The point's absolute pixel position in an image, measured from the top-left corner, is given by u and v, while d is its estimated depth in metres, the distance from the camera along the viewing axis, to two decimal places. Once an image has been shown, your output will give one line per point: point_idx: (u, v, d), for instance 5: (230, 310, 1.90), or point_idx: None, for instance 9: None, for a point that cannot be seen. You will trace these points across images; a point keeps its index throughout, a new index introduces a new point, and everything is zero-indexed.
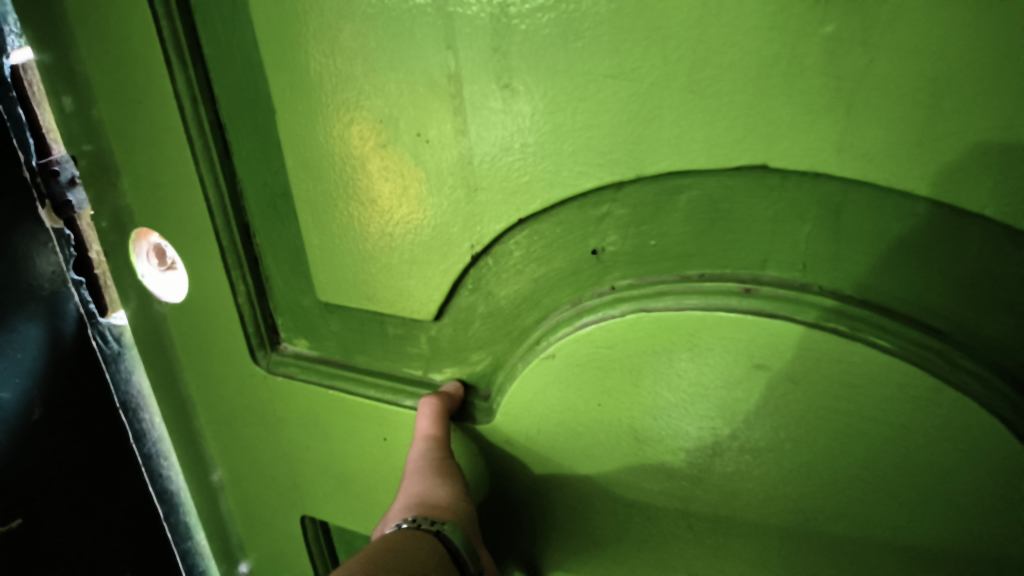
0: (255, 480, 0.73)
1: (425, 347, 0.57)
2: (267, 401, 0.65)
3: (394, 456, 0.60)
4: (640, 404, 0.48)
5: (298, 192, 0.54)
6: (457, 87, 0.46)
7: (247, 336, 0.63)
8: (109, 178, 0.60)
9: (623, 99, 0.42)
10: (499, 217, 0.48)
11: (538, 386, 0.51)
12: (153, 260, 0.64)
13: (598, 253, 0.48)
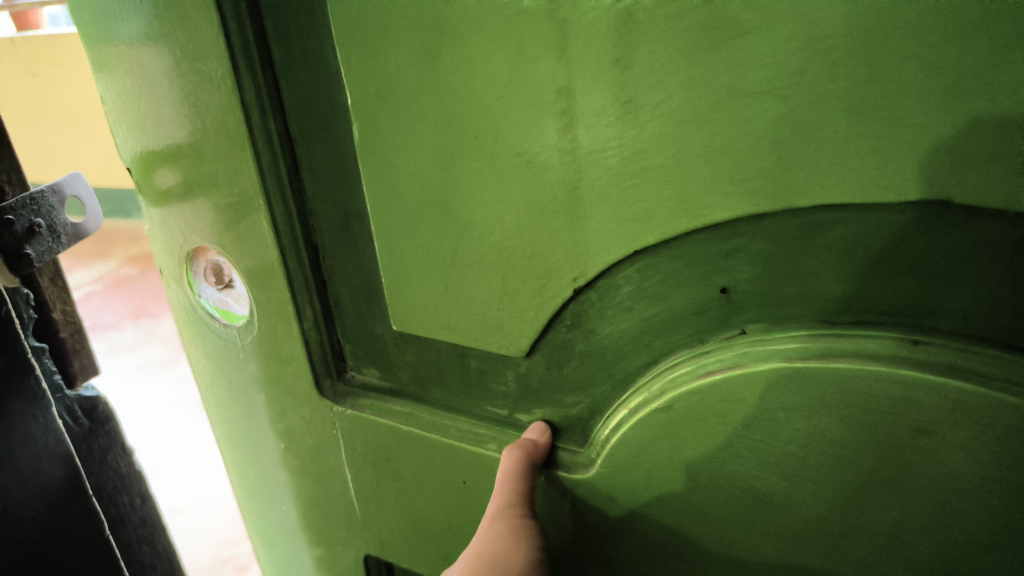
0: (315, 516, 0.67)
1: (512, 385, 0.52)
2: (333, 435, 0.60)
3: (472, 501, 0.55)
4: (770, 463, 0.42)
5: (376, 214, 0.49)
6: (568, 102, 0.40)
7: (314, 365, 0.57)
8: (173, 194, 0.55)
9: (768, 120, 0.36)
10: (610, 248, 0.43)
11: (647, 436, 0.46)
12: (211, 279, 0.59)
13: (726, 292, 0.42)
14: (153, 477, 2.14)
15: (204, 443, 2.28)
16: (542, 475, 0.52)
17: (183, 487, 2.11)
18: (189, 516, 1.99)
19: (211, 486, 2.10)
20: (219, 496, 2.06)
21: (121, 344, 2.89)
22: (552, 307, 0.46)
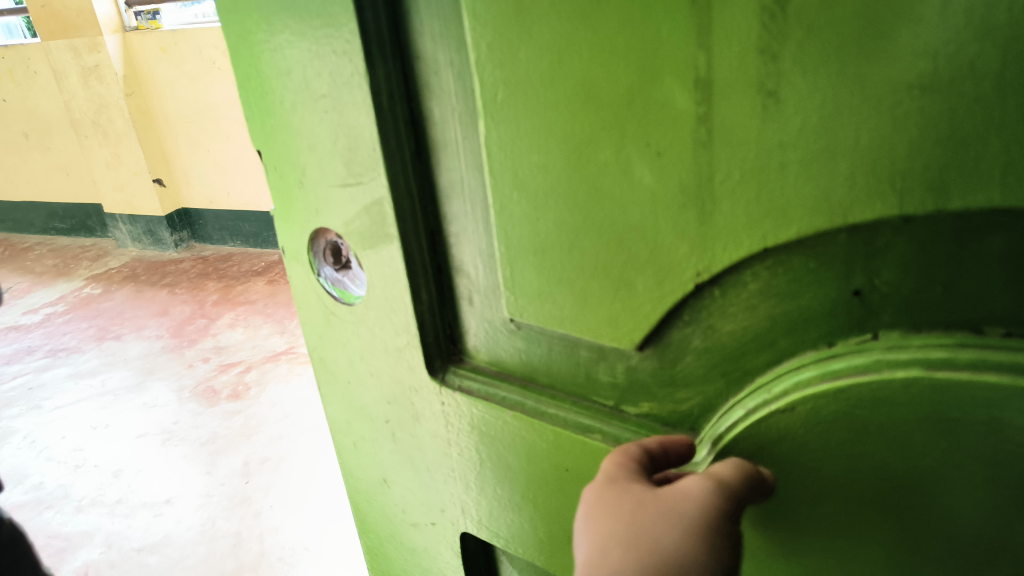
0: (417, 491, 0.70)
1: (620, 376, 0.53)
2: (442, 409, 0.62)
3: (572, 487, 0.56)
4: (902, 474, 0.41)
5: (497, 204, 0.50)
6: (705, 93, 0.38)
7: (427, 345, 0.60)
8: (295, 173, 0.56)
9: (928, 118, 0.33)
10: (740, 244, 0.41)
11: (766, 438, 0.45)
12: (330, 260, 0.61)
13: (861, 294, 0.41)
14: (119, 510, 2.05)
15: (174, 474, 2.19)
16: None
17: (150, 518, 2.02)
18: (157, 555, 1.88)
19: (181, 521, 2.01)
20: (189, 532, 1.97)
21: (82, 370, 2.76)
22: (675, 299, 0.45)
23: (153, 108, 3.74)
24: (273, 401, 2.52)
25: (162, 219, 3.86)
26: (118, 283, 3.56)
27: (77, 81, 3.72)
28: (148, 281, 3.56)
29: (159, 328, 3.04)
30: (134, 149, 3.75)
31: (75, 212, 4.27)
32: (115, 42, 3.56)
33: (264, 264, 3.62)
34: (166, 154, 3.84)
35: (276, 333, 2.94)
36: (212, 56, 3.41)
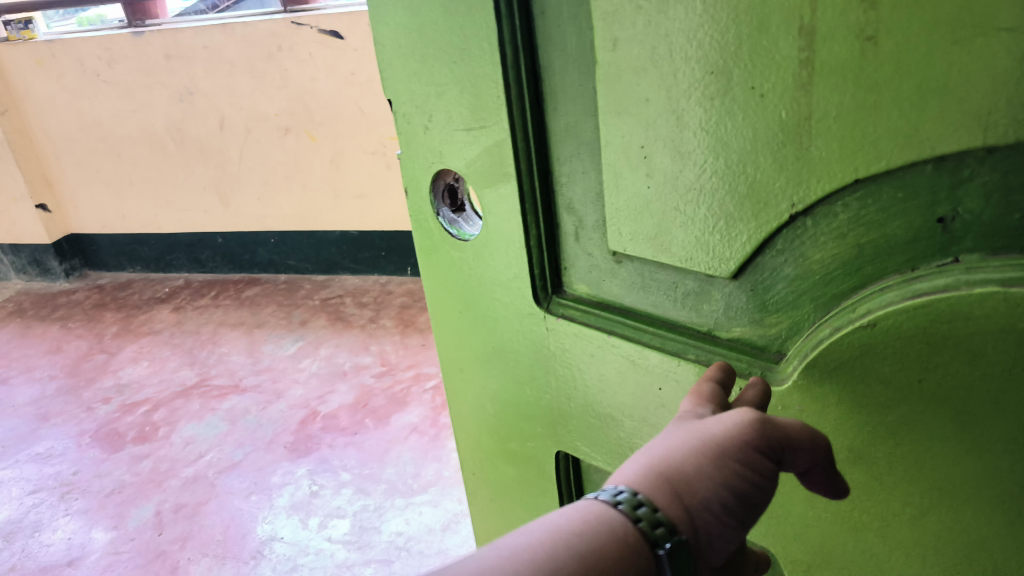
0: (521, 413, 0.80)
1: (719, 306, 0.58)
2: (545, 338, 0.71)
3: (667, 401, 0.63)
4: (980, 385, 0.42)
5: (606, 144, 0.57)
6: (809, 41, 0.42)
7: (533, 276, 0.70)
8: (421, 121, 0.69)
9: (1012, 55, 0.36)
10: (833, 177, 0.44)
11: (850, 354, 0.47)
12: (449, 203, 0.74)
13: (945, 221, 0.43)
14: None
15: (76, 531, 2.01)
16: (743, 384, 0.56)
17: None
18: None
19: None
20: None
21: None
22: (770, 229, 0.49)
23: (32, 126, 3.38)
24: (186, 440, 2.34)
25: (49, 247, 3.54)
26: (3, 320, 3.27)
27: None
28: (37, 315, 3.29)
29: (53, 367, 2.85)
30: (13, 173, 3.39)
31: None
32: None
33: (168, 290, 3.43)
34: (48, 175, 3.49)
35: (187, 365, 2.77)
36: (93, 68, 3.18)
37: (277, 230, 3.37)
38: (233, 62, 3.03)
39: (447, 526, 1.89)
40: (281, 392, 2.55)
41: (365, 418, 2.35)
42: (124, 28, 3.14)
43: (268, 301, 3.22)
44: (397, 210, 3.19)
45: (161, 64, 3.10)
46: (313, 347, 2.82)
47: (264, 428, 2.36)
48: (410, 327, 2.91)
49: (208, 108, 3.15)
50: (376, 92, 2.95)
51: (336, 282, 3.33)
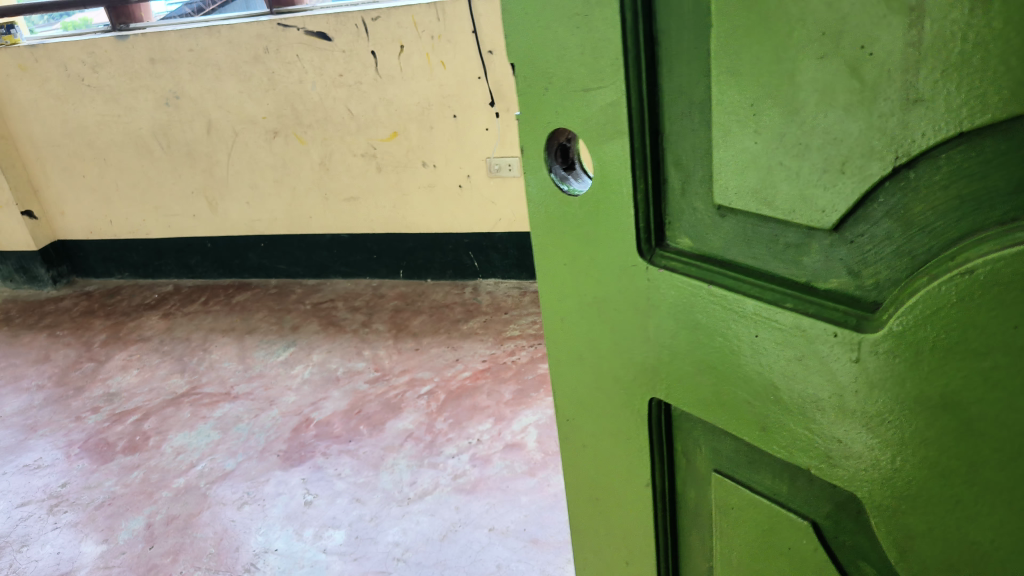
0: (613, 387, 0.69)
1: (820, 255, 0.47)
2: (646, 292, 0.60)
3: (766, 362, 0.52)
4: None
5: (714, 99, 0.49)
6: None
7: (637, 231, 0.59)
8: (540, 83, 0.59)
9: None
10: (942, 123, 0.36)
11: (947, 307, 0.37)
12: (559, 161, 0.63)
13: None
14: None
15: (66, 544, 1.96)
16: (836, 329, 0.45)
17: None
18: None
19: None
20: None
21: None
22: (868, 186, 0.41)
23: (16, 132, 3.31)
24: (177, 450, 2.29)
25: (35, 254, 3.46)
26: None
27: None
28: (24, 324, 3.22)
29: (41, 376, 2.79)
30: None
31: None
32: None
33: (157, 296, 3.37)
34: (35, 183, 3.42)
35: (177, 373, 2.72)
36: (77, 72, 3.12)
37: (266, 234, 3.33)
38: (220, 65, 2.99)
39: (445, 535, 1.85)
40: (273, 399, 2.51)
41: (359, 425, 2.32)
42: (108, 31, 3.09)
43: (259, 306, 3.18)
44: (388, 213, 3.16)
45: (147, 68, 3.05)
46: (305, 353, 2.79)
47: (257, 436, 2.32)
48: (403, 331, 2.87)
49: (195, 111, 3.10)
50: (364, 93, 2.92)
51: (328, 286, 3.30)
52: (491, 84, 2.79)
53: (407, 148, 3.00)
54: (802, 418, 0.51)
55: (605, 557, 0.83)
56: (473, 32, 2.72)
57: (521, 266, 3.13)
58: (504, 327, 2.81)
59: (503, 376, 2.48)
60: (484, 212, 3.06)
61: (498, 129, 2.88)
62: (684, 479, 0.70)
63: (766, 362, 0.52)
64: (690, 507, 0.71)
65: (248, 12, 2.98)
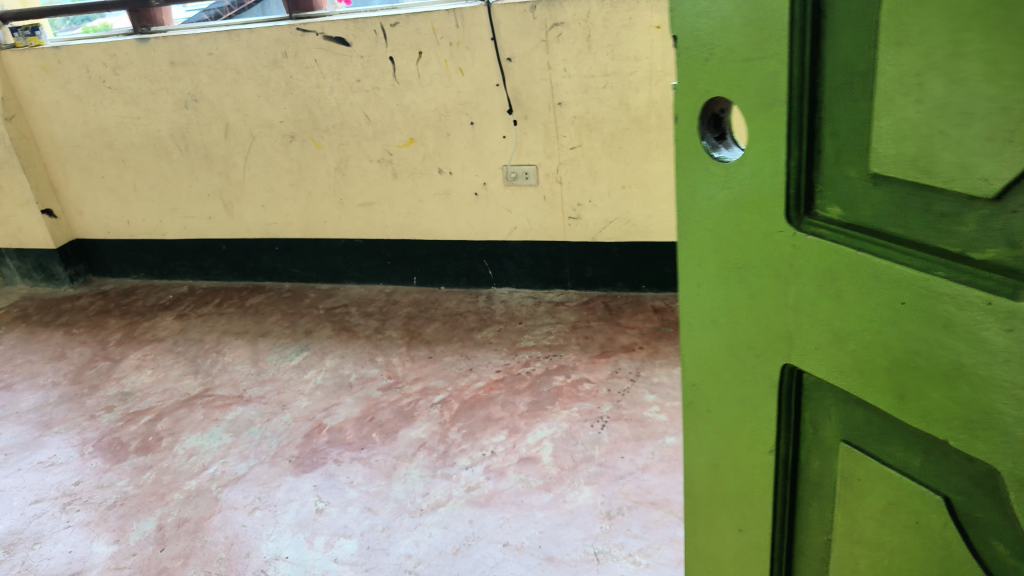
0: (743, 355, 0.71)
1: (978, 226, 0.49)
2: (791, 260, 0.62)
3: (913, 331, 0.53)
4: None
5: (879, 70, 0.51)
6: None
7: (786, 199, 0.61)
8: (699, 55, 0.62)
9: None
10: None
11: None
12: (712, 131, 0.65)
13: None
14: None
15: (77, 544, 1.95)
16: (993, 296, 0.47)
17: None
18: None
19: None
20: None
21: None
22: None
23: (37, 132, 3.33)
24: (189, 452, 2.28)
25: (53, 253, 3.49)
26: (5, 325, 3.22)
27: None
28: (40, 321, 3.24)
29: (56, 374, 2.79)
30: (18, 178, 3.34)
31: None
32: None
33: (171, 297, 3.38)
34: (54, 182, 3.44)
35: (190, 375, 2.72)
36: (99, 74, 3.14)
37: (281, 237, 3.33)
38: (239, 68, 3.00)
39: (458, 549, 1.84)
40: (286, 404, 2.51)
41: (372, 432, 2.32)
42: (130, 34, 3.10)
43: (272, 309, 3.18)
44: (403, 220, 3.16)
45: (167, 71, 3.07)
46: (318, 358, 2.78)
47: (269, 441, 2.31)
48: (416, 338, 2.87)
49: (213, 114, 3.11)
50: (382, 99, 2.92)
51: (342, 291, 3.31)
52: (509, 92, 2.79)
53: (423, 154, 3.00)
54: (944, 385, 0.52)
55: (717, 529, 0.84)
56: (492, 40, 2.72)
57: (536, 275, 3.13)
58: (517, 337, 2.80)
59: (518, 387, 2.48)
60: (499, 221, 3.05)
61: (516, 137, 2.87)
62: (809, 449, 0.71)
63: (908, 331, 0.53)
64: (812, 480, 0.72)
65: (265, 17, 2.99)
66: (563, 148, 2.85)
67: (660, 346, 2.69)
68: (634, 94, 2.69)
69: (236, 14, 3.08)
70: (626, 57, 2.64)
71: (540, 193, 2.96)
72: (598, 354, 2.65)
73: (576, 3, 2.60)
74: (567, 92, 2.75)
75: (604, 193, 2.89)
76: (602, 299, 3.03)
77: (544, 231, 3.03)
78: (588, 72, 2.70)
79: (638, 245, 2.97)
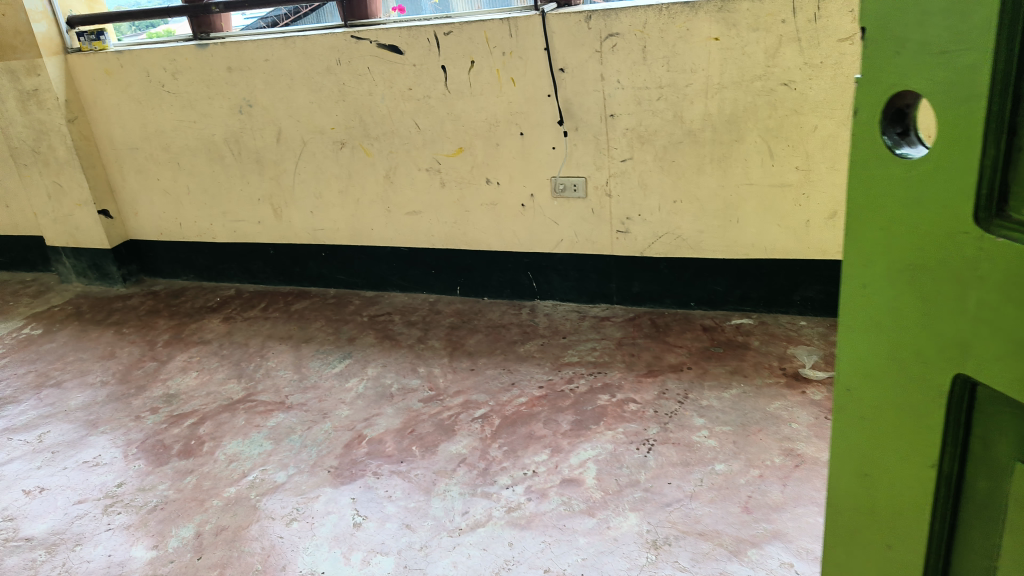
0: (908, 367, 0.61)
1: None
2: (973, 260, 0.52)
3: None
4: None
5: None
6: None
7: (977, 195, 0.51)
8: (889, 45, 0.53)
9: None
10: None
11: None
12: (896, 130, 0.56)
13: None
14: None
15: (116, 547, 1.95)
16: None
17: None
18: None
19: None
20: None
21: (18, 424, 2.53)
22: None
23: (98, 134, 3.40)
24: (230, 457, 2.28)
25: (107, 252, 3.56)
26: (60, 322, 3.30)
27: (14, 106, 3.35)
28: (92, 319, 3.31)
29: (105, 373, 2.83)
30: (78, 179, 3.41)
31: (12, 245, 3.85)
32: (56, 65, 3.24)
33: (218, 299, 3.43)
34: (111, 184, 3.52)
35: (234, 378, 2.73)
36: (158, 78, 3.19)
37: (328, 243, 3.34)
38: (292, 75, 3.01)
39: (497, 572, 1.78)
40: (327, 412, 2.49)
41: (412, 445, 2.28)
42: (189, 39, 3.16)
43: (317, 315, 3.19)
44: (448, 229, 3.13)
45: (223, 76, 3.10)
46: (360, 366, 2.76)
47: (309, 449, 2.30)
48: (458, 349, 2.83)
49: (265, 120, 3.14)
50: (432, 108, 2.91)
51: (385, 299, 3.30)
52: (561, 103, 2.74)
53: (471, 164, 2.96)
54: None
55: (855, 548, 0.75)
56: (545, 50, 2.68)
57: (581, 289, 3.08)
58: (561, 352, 2.74)
59: (561, 405, 2.42)
60: (546, 233, 3.00)
61: (565, 148, 2.82)
62: (980, 471, 0.61)
63: None
64: (982, 505, 0.62)
65: (320, 25, 3.00)
66: (613, 160, 2.79)
67: (710, 367, 2.60)
68: (689, 107, 2.61)
69: (292, 21, 3.05)
70: (682, 69, 2.57)
71: (589, 206, 2.90)
72: (645, 373, 2.57)
73: (632, 14, 2.54)
74: (620, 103, 2.68)
75: (655, 208, 2.82)
76: (649, 316, 2.96)
77: (591, 244, 2.96)
78: (642, 83, 2.63)
79: (688, 261, 2.88)
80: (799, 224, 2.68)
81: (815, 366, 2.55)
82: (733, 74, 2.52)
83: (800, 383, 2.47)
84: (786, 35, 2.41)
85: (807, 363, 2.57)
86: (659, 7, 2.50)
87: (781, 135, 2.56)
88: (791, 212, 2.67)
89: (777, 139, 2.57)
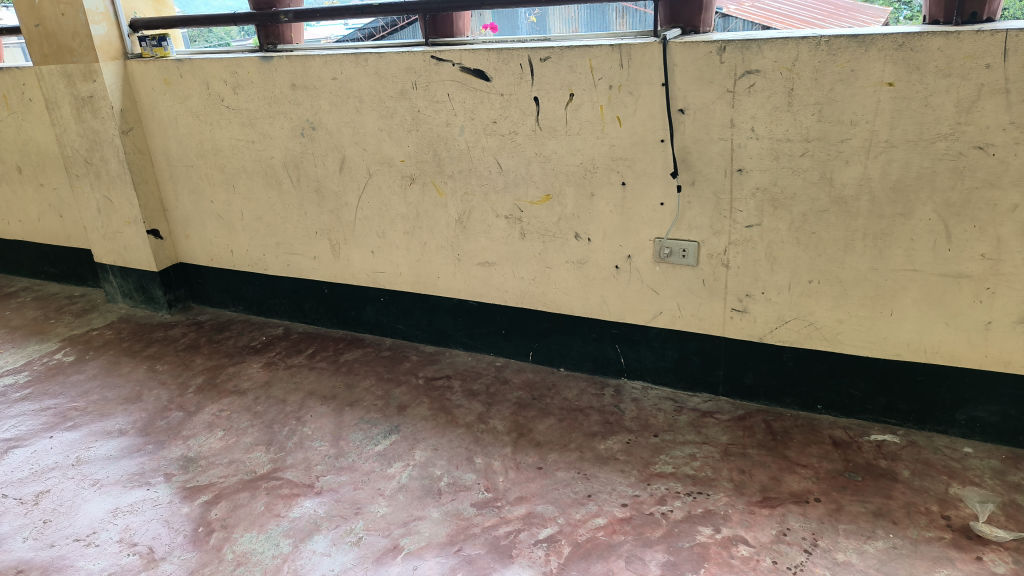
0: None
1: None
2: None
3: None
4: None
5: None
6: None
7: None
8: None
9: None
10: None
11: None
12: None
13: None
14: None
15: None
16: None
17: None
18: None
19: None
20: None
21: (18, 478, 2.22)
22: None
23: (153, 147, 3.15)
24: (238, 559, 1.87)
25: (155, 275, 3.30)
26: (94, 351, 3.02)
27: (70, 113, 3.13)
28: (128, 350, 3.02)
29: (126, 420, 2.50)
30: (128, 194, 3.16)
31: (65, 257, 3.66)
32: (113, 71, 2.99)
33: (264, 339, 3.09)
34: (165, 202, 3.26)
35: (262, 446, 2.34)
36: (219, 91, 2.88)
37: (387, 288, 2.95)
38: (362, 97, 2.63)
39: None
40: (360, 507, 2.05)
41: (457, 570, 1.80)
42: (254, 51, 2.84)
43: (367, 371, 2.79)
44: (525, 285, 2.67)
45: (287, 94, 2.76)
46: (407, 447, 2.32)
47: (333, 559, 1.85)
48: (524, 437, 2.34)
49: (330, 145, 2.78)
50: (519, 146, 2.46)
51: (445, 358, 2.87)
52: (676, 151, 2.24)
53: (559, 214, 2.50)
54: None
55: None
56: (662, 85, 2.19)
57: (679, 373, 2.55)
58: (651, 457, 2.22)
59: (649, 537, 1.89)
60: (641, 302, 2.50)
61: (676, 205, 2.32)
62: None
63: None
64: None
65: (401, 42, 2.64)
66: (735, 225, 2.26)
67: (845, 503, 1.98)
68: (842, 167, 2.07)
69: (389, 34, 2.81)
70: (837, 119, 2.02)
71: (699, 276, 2.38)
72: (759, 501, 2.00)
73: (780, 47, 2.02)
74: (751, 156, 2.16)
75: (783, 286, 2.27)
76: (762, 417, 2.41)
77: (696, 321, 2.44)
78: (783, 134, 2.10)
79: (819, 354, 2.31)
80: (975, 326, 2.08)
81: (992, 520, 1.89)
82: (907, 131, 1.96)
83: (972, 544, 1.81)
84: (988, 85, 1.84)
85: (980, 514, 1.91)
86: (817, 40, 1.97)
87: (964, 213, 1.97)
88: (966, 310, 2.07)
89: (959, 216, 1.98)
